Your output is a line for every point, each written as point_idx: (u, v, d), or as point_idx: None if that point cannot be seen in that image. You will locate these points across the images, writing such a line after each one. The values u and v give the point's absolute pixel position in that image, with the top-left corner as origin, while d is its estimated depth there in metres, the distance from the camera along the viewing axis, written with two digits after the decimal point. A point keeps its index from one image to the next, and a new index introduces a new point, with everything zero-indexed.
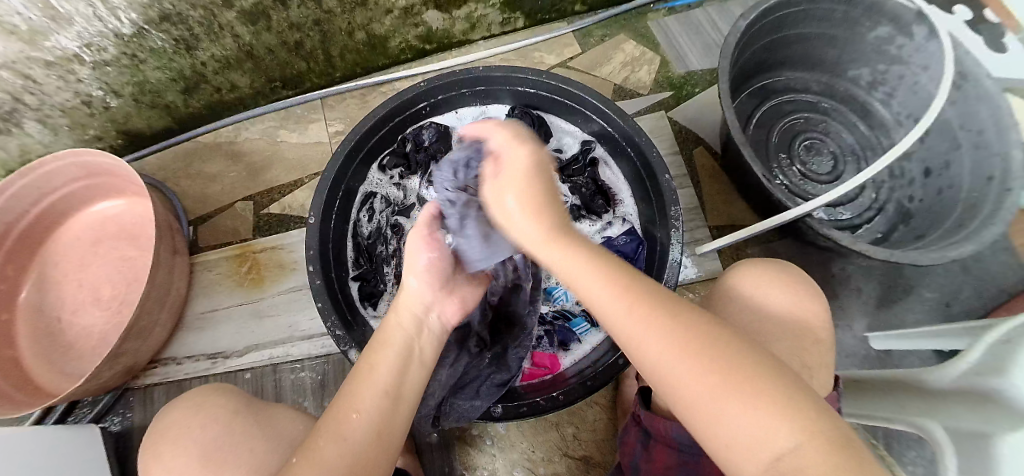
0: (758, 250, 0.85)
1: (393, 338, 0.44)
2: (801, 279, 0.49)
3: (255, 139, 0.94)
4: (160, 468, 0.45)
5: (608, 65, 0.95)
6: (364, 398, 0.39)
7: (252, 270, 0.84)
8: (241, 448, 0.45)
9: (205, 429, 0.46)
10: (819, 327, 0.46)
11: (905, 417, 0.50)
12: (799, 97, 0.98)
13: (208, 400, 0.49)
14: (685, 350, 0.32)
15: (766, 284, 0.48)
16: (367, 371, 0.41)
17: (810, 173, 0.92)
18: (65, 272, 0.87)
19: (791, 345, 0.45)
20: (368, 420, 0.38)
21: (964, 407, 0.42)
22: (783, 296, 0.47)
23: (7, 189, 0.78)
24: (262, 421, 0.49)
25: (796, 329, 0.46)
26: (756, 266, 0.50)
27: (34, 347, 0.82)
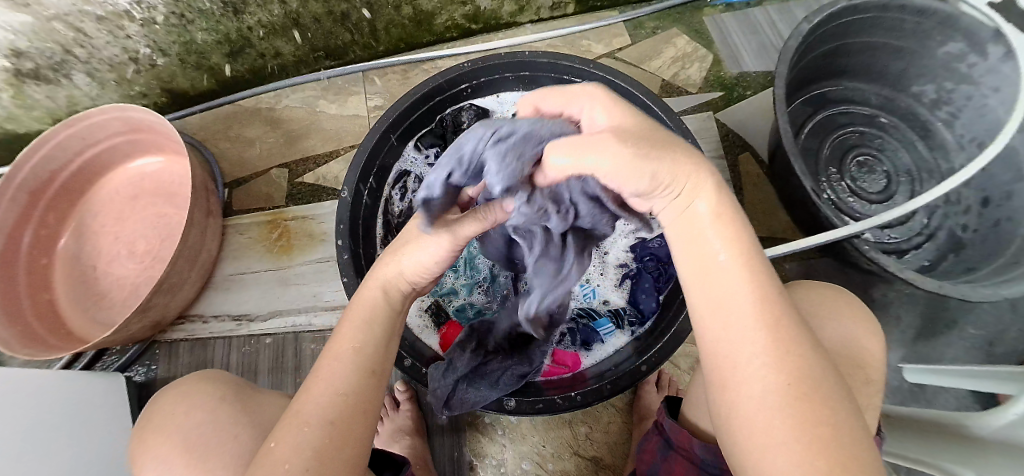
0: (795, 265, 0.82)
1: (370, 317, 0.43)
2: (861, 304, 0.48)
3: (295, 108, 0.94)
4: (150, 454, 0.46)
5: (657, 59, 0.92)
6: (343, 377, 0.38)
7: (282, 237, 0.85)
8: (224, 438, 0.45)
9: (191, 414, 0.47)
10: (873, 367, 0.44)
11: (937, 461, 0.48)
12: (855, 110, 0.93)
13: (194, 388, 0.49)
14: (778, 369, 0.30)
15: (832, 304, 0.46)
16: (338, 352, 0.40)
17: (860, 191, 0.87)
18: (102, 223, 0.89)
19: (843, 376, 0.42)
20: (350, 400, 0.37)
21: (1006, 459, 0.40)
22: (847, 322, 0.45)
23: (52, 138, 0.80)
24: (247, 407, 0.49)
25: (856, 357, 0.43)
26: (842, 296, 0.48)
27: (70, 292, 0.85)
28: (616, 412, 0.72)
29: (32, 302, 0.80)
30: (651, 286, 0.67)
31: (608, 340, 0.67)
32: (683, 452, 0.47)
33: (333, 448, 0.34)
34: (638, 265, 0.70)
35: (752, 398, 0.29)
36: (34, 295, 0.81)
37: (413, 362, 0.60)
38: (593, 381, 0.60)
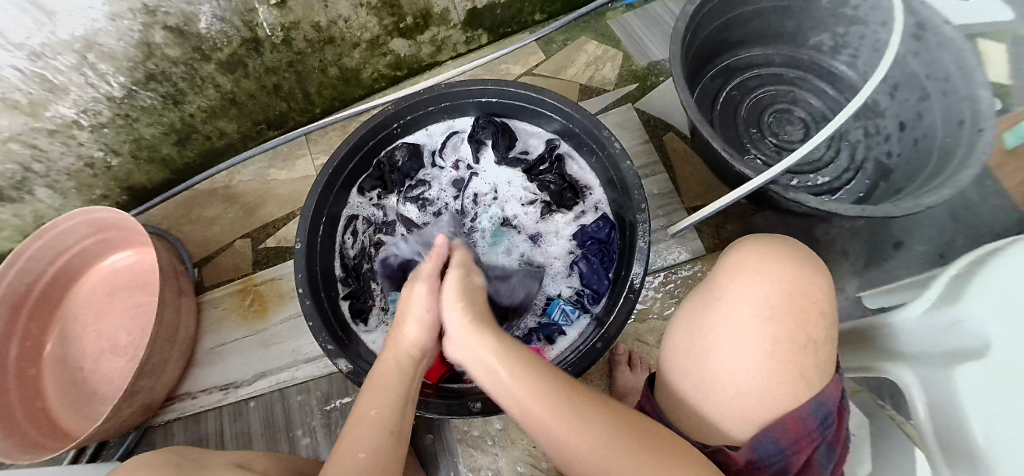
0: (739, 226, 0.86)
1: (389, 384, 0.47)
2: (801, 248, 0.47)
3: (249, 181, 0.97)
4: None
5: (572, 67, 0.97)
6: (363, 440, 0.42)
7: (255, 302, 0.88)
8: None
9: None
10: (819, 296, 0.43)
11: (874, 365, 0.57)
12: (763, 72, 1.00)
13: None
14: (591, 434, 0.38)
15: (756, 248, 0.46)
16: (360, 418, 0.44)
17: (784, 143, 0.94)
18: (84, 325, 0.93)
19: (796, 315, 0.41)
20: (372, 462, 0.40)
21: (930, 338, 0.51)
22: (754, 263, 0.45)
23: (24, 251, 0.85)
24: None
25: (800, 293, 0.43)
26: (754, 239, 0.49)
27: (61, 397, 0.88)
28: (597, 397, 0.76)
29: (26, 413, 0.84)
30: (598, 266, 0.72)
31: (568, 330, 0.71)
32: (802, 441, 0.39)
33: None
34: (582, 251, 0.75)
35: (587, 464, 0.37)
36: (26, 405, 0.85)
37: None
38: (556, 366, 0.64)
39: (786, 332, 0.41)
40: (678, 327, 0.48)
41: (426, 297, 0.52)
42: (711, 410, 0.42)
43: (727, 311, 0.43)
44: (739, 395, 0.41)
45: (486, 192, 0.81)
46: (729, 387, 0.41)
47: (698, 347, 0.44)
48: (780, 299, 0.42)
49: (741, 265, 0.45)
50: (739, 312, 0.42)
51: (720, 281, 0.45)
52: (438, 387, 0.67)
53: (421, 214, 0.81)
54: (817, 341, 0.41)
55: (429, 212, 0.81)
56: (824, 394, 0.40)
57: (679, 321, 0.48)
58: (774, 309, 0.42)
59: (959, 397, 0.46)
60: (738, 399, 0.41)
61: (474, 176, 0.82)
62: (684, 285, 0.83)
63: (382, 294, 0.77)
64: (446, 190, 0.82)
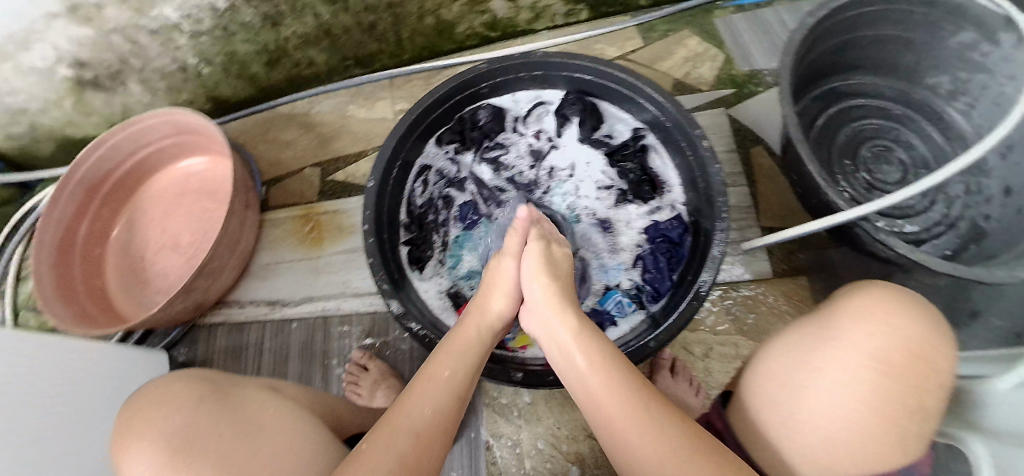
0: (811, 257, 0.82)
1: (464, 350, 0.51)
2: (931, 310, 0.44)
3: (326, 112, 0.98)
4: (131, 445, 0.46)
5: (669, 59, 0.94)
6: (431, 399, 0.45)
7: (314, 230, 0.89)
8: (222, 415, 0.48)
9: (171, 418, 0.47)
10: (941, 364, 0.41)
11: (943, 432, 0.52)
12: (869, 104, 0.94)
13: (169, 393, 0.49)
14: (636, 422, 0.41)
15: (879, 297, 0.45)
16: (433, 375, 0.47)
17: (876, 182, 0.89)
18: (151, 217, 0.97)
19: (910, 378, 0.40)
20: (439, 419, 0.44)
21: None
22: (880, 315, 0.43)
23: (109, 139, 0.89)
24: (229, 407, 0.50)
25: (921, 357, 0.41)
26: (878, 286, 0.46)
27: (119, 280, 0.93)
28: None
29: (86, 288, 0.89)
30: (664, 265, 0.70)
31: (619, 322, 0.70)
32: None
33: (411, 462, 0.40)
34: (651, 247, 0.73)
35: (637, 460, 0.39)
36: (88, 282, 0.90)
37: (428, 334, 0.65)
38: None
39: (896, 392, 0.40)
40: (777, 355, 0.48)
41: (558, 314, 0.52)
42: (793, 448, 0.43)
43: (840, 354, 0.42)
44: (826, 441, 0.41)
45: (563, 168, 0.79)
46: (818, 432, 0.41)
47: (795, 381, 0.44)
48: (897, 359, 0.41)
49: (859, 311, 0.44)
50: (848, 361, 0.42)
51: (837, 320, 0.44)
52: None
53: (495, 177, 0.80)
54: (925, 410, 0.40)
55: (503, 177, 0.80)
56: (911, 462, 0.41)
57: (779, 348, 0.48)
58: (888, 368, 0.41)
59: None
60: (824, 446, 0.41)
61: (554, 149, 0.80)
62: (741, 304, 0.80)
63: (441, 247, 0.76)
64: (523, 158, 0.81)
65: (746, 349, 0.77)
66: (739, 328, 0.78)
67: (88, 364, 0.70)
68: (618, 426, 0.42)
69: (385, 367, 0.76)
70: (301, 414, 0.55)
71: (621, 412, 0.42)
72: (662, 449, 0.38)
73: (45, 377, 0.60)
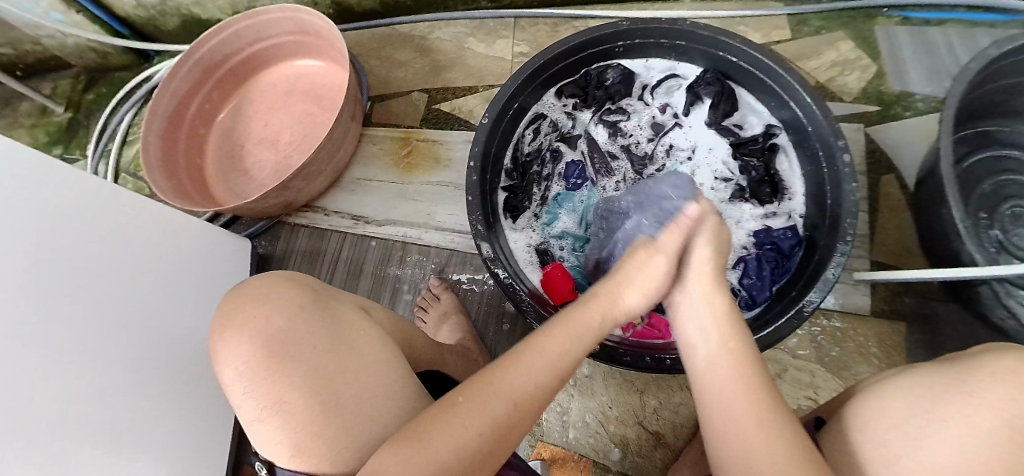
0: (917, 302, 0.76)
1: (581, 333, 0.45)
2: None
3: (445, 41, 0.93)
4: (234, 337, 0.47)
5: (815, 60, 0.86)
6: (539, 369, 0.41)
7: (409, 156, 0.87)
8: (318, 330, 0.47)
9: (273, 320, 0.47)
10: None
11: None
12: (1020, 156, 0.82)
13: (274, 292, 0.49)
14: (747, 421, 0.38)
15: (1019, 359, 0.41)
16: (545, 346, 0.43)
17: (1009, 245, 0.79)
18: (255, 111, 0.99)
19: None
20: (536, 397, 0.40)
21: None
22: (1022, 379, 0.39)
23: (234, 24, 0.91)
24: (327, 320, 0.49)
25: None
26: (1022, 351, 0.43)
27: (217, 163, 0.96)
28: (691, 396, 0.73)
29: (187, 164, 0.94)
30: (767, 275, 0.66)
31: None
32: None
33: (499, 428, 0.38)
34: (757, 252, 0.69)
35: (737, 458, 0.37)
36: (189, 158, 0.95)
37: (508, 280, 0.65)
38: None
39: None
40: (886, 396, 0.45)
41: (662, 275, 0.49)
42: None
43: (968, 411, 0.39)
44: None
45: (683, 148, 0.75)
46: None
47: (907, 425, 0.42)
48: None
49: (995, 370, 0.41)
50: (972, 416, 0.39)
51: (972, 377, 0.41)
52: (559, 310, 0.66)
53: (609, 142, 0.77)
54: None
55: (618, 143, 0.77)
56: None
57: (893, 391, 0.45)
58: (1021, 434, 0.37)
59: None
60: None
61: (677, 127, 0.76)
62: (827, 334, 0.76)
63: (540, 201, 0.75)
64: (642, 128, 0.77)
65: (822, 380, 0.74)
66: (819, 357, 0.75)
67: (181, 240, 0.73)
68: (739, 441, 0.37)
69: (455, 302, 0.77)
70: (393, 347, 0.52)
71: (736, 408, 0.39)
72: (769, 451, 0.35)
73: (130, 255, 0.63)
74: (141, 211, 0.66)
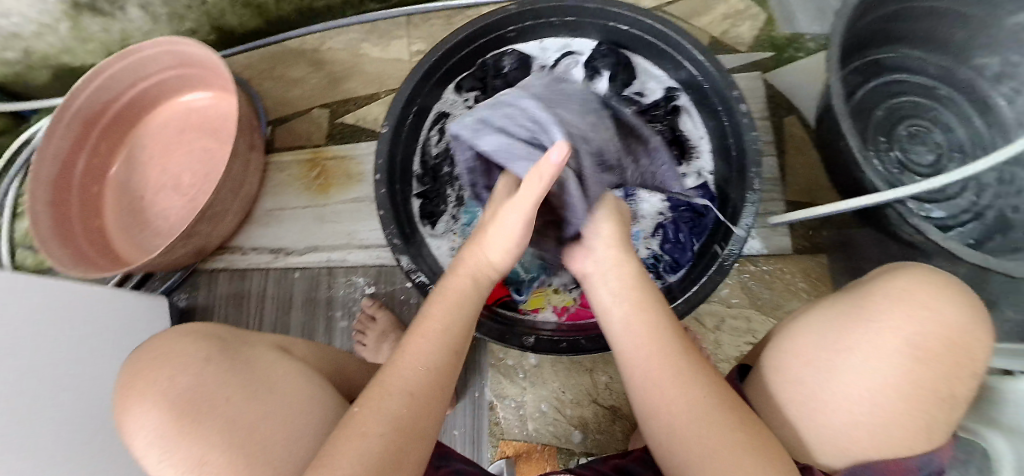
0: (835, 235, 0.80)
1: (462, 302, 0.45)
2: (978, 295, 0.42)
3: (339, 50, 0.90)
4: (136, 404, 0.42)
5: (707, 15, 0.87)
6: (430, 349, 0.41)
7: (321, 176, 0.85)
8: (227, 378, 0.44)
9: (177, 378, 0.43)
10: (977, 346, 0.39)
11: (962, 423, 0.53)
12: (910, 80, 0.87)
13: (175, 350, 0.45)
14: (690, 408, 0.39)
15: (913, 277, 0.42)
16: (426, 329, 0.42)
17: (908, 163, 0.85)
18: (149, 156, 0.93)
19: (944, 362, 0.39)
20: (430, 377, 0.39)
21: None
22: (919, 296, 0.40)
23: (106, 69, 0.84)
24: (240, 367, 0.46)
25: (959, 340, 0.39)
26: (916, 267, 0.44)
27: (117, 220, 0.91)
28: None
29: (84, 227, 0.87)
30: (684, 235, 0.69)
31: None
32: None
33: (416, 406, 0.38)
34: (673, 216, 0.71)
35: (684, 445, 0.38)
36: (85, 221, 0.88)
37: (440, 293, 0.64)
38: None
39: (928, 376, 0.38)
40: (799, 333, 0.45)
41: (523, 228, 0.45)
42: (811, 429, 0.42)
43: (874, 339, 0.40)
44: (849, 424, 0.40)
45: None
46: (841, 414, 0.40)
47: (823, 362, 0.42)
48: (930, 340, 0.39)
49: (891, 291, 0.41)
50: (877, 343, 0.40)
51: (872, 303, 0.42)
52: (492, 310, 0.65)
53: None
54: (957, 397, 0.39)
55: None
56: (936, 453, 0.39)
57: (805, 327, 0.45)
58: (920, 350, 0.39)
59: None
60: (846, 429, 0.40)
61: None
62: (758, 277, 0.78)
63: (455, 203, 0.73)
64: None
65: (758, 324, 0.76)
66: (753, 302, 0.77)
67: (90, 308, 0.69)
68: (667, 401, 0.40)
69: (392, 319, 0.76)
70: (318, 380, 0.50)
71: (677, 397, 0.40)
72: (709, 435, 0.37)
73: (33, 337, 0.58)
74: (42, 288, 0.62)
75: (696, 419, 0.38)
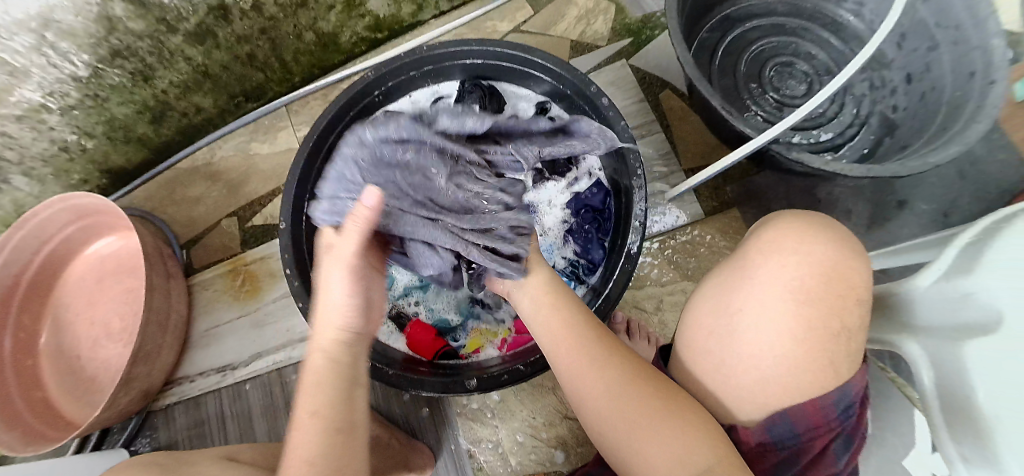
0: (739, 188, 0.83)
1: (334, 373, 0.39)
2: (842, 229, 0.44)
3: (230, 156, 0.94)
4: None
5: (562, 22, 0.92)
6: (318, 405, 0.38)
7: (246, 282, 0.87)
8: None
9: None
10: (854, 280, 0.41)
11: (872, 336, 0.54)
12: (765, 22, 0.92)
13: None
14: (617, 395, 0.42)
15: (791, 226, 0.43)
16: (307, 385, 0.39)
17: (785, 98, 0.89)
18: (77, 313, 0.92)
19: (829, 297, 0.40)
20: (328, 420, 0.37)
21: (933, 314, 0.48)
22: (796, 243, 0.42)
23: (7, 243, 0.82)
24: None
25: (837, 275, 0.40)
26: (791, 216, 0.45)
27: (61, 386, 0.88)
28: None
29: (27, 403, 0.83)
30: (592, 232, 0.72)
31: None
32: (820, 427, 0.39)
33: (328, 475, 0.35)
34: (577, 220, 0.74)
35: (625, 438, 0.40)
36: (28, 396, 0.85)
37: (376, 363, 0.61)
38: None
39: (817, 315, 0.39)
40: (699, 302, 0.45)
41: (354, 280, 0.42)
42: (731, 396, 0.41)
43: (755, 294, 0.41)
44: (760, 382, 0.40)
45: None
46: (750, 373, 0.40)
47: (720, 328, 0.42)
48: (811, 280, 0.40)
49: (768, 245, 0.42)
50: (765, 297, 0.40)
51: (750, 259, 0.43)
52: (434, 364, 0.66)
53: None
54: (851, 329, 0.40)
55: None
56: (850, 384, 0.39)
57: (702, 296, 0.45)
58: (804, 293, 0.40)
59: (962, 368, 0.45)
60: (760, 387, 0.40)
61: None
62: (681, 249, 0.81)
63: None
64: None
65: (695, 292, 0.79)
66: (684, 274, 0.80)
67: None
68: (598, 404, 0.43)
69: None
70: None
71: (608, 393, 0.43)
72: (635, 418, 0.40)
73: None
74: None
75: (634, 413, 0.41)
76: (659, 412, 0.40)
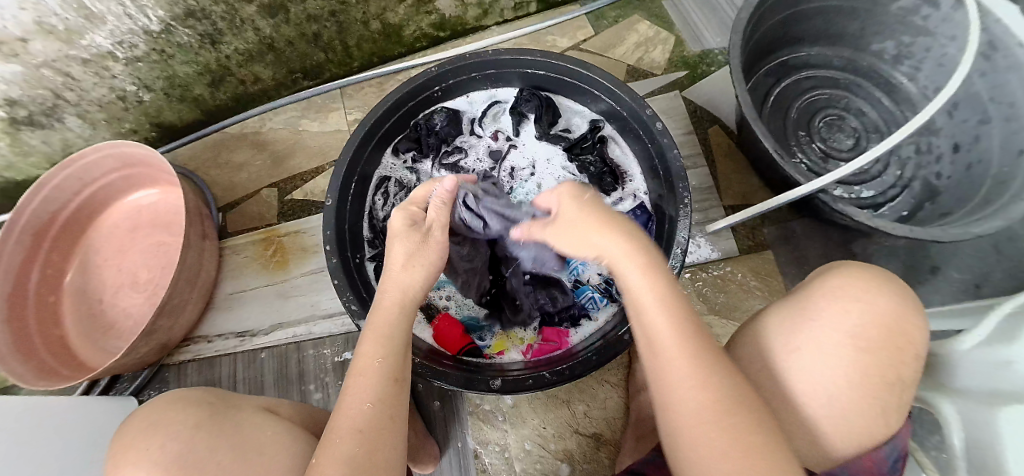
0: (776, 231, 0.84)
1: (391, 335, 0.46)
2: (902, 285, 0.43)
3: (279, 129, 0.96)
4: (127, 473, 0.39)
5: (621, 46, 0.94)
6: (367, 389, 0.42)
7: (276, 253, 0.88)
8: (219, 448, 0.41)
9: (165, 447, 0.40)
10: (908, 333, 0.41)
11: None
12: (820, 74, 0.94)
13: (162, 418, 0.42)
14: (702, 395, 0.37)
15: (850, 277, 0.44)
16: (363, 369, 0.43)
17: (831, 150, 0.90)
18: (105, 258, 0.93)
19: (887, 350, 0.40)
20: (382, 407, 0.42)
21: (968, 378, 0.47)
22: (861, 293, 0.42)
23: (51, 180, 0.85)
24: (227, 429, 0.43)
25: (895, 331, 0.40)
26: (848, 265, 0.46)
27: (79, 326, 0.89)
28: (611, 388, 0.77)
29: (44, 340, 0.84)
30: None
31: (595, 315, 0.72)
32: None
33: (375, 436, 0.40)
34: None
35: (693, 442, 0.36)
36: (45, 331, 0.86)
37: None
38: (582, 353, 0.64)
39: (877, 365, 0.39)
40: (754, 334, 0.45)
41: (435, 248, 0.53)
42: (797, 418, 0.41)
43: (818, 334, 0.41)
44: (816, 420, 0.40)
45: (523, 167, 0.79)
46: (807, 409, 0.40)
47: (777, 363, 0.42)
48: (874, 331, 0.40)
49: (829, 292, 0.43)
50: (830, 341, 0.40)
51: (812, 301, 0.43)
52: (458, 358, 0.66)
53: None
54: (905, 380, 0.40)
55: None
56: (898, 438, 0.41)
57: (758, 328, 0.46)
58: (866, 343, 0.40)
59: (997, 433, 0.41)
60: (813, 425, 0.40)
61: (512, 148, 0.80)
62: (711, 283, 0.81)
63: None
64: (482, 160, 0.80)
65: (720, 328, 0.79)
66: (711, 307, 0.80)
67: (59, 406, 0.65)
68: (680, 398, 0.38)
69: None
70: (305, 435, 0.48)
71: (695, 393, 0.37)
72: (712, 427, 0.36)
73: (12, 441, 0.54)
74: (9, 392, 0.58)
75: (711, 424, 0.36)
76: (742, 428, 0.35)
